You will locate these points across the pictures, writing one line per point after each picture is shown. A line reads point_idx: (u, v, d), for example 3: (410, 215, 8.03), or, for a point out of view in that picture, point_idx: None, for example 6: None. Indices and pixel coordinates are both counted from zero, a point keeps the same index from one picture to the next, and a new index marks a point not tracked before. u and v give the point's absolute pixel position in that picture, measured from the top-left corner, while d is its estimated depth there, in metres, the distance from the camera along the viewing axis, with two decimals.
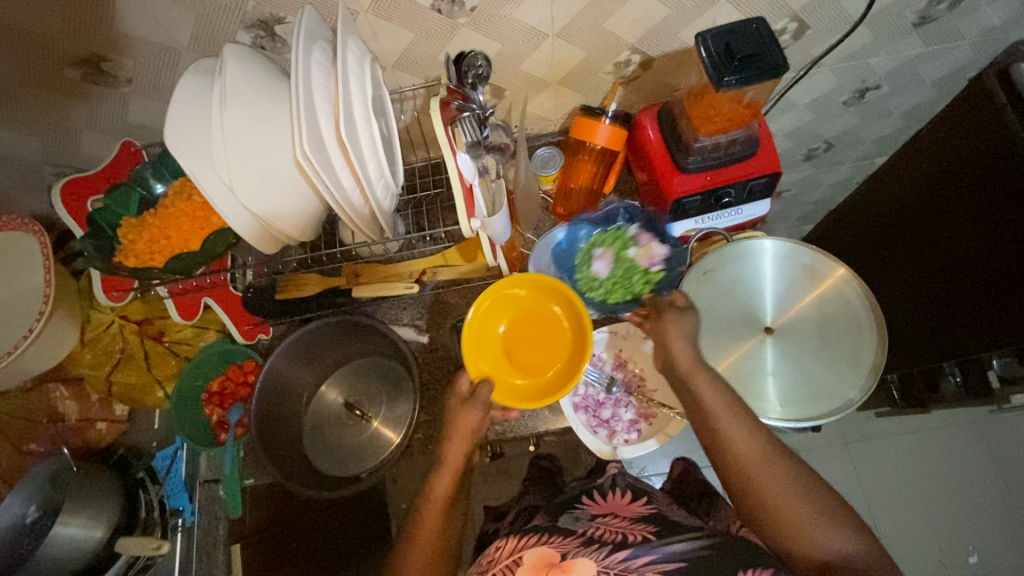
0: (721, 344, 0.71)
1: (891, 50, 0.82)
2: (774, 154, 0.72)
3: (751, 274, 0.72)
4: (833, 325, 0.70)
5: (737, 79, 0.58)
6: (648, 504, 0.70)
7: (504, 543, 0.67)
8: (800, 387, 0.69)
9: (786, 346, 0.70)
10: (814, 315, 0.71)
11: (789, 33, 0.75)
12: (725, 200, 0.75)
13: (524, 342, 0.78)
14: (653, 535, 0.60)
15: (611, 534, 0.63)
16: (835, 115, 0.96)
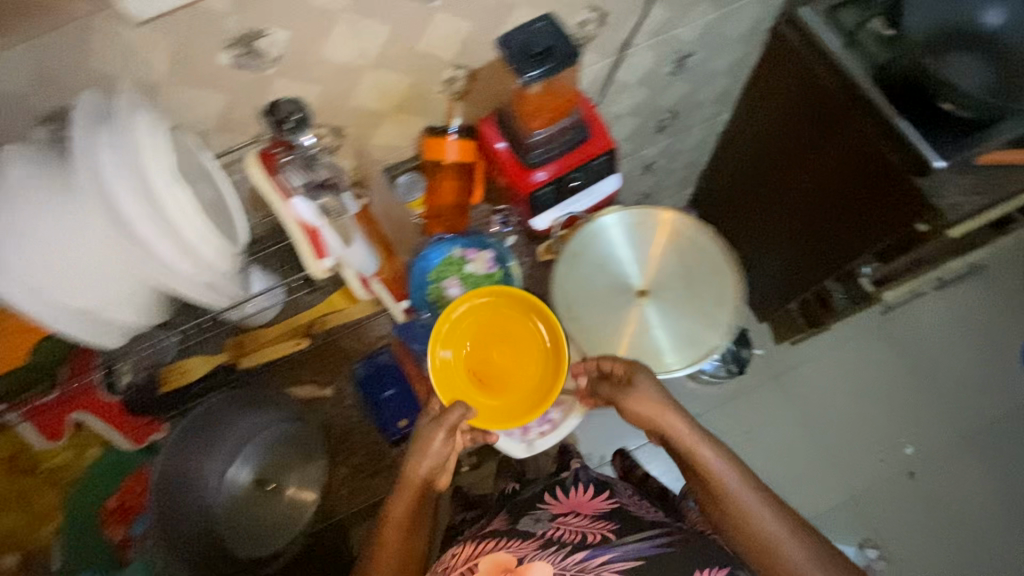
0: (607, 317, 0.76)
1: (689, 19, 0.90)
2: (605, 133, 0.77)
3: (621, 243, 0.76)
4: (699, 269, 0.76)
5: (538, 73, 0.62)
6: (609, 498, 0.82)
7: (460, 551, 0.78)
8: (683, 337, 0.75)
9: (664, 302, 0.76)
10: (682, 266, 0.76)
11: (593, 22, 0.80)
12: (574, 184, 0.78)
13: (495, 354, 0.73)
14: (611, 534, 0.73)
15: (569, 534, 0.74)
16: (667, 85, 1.04)
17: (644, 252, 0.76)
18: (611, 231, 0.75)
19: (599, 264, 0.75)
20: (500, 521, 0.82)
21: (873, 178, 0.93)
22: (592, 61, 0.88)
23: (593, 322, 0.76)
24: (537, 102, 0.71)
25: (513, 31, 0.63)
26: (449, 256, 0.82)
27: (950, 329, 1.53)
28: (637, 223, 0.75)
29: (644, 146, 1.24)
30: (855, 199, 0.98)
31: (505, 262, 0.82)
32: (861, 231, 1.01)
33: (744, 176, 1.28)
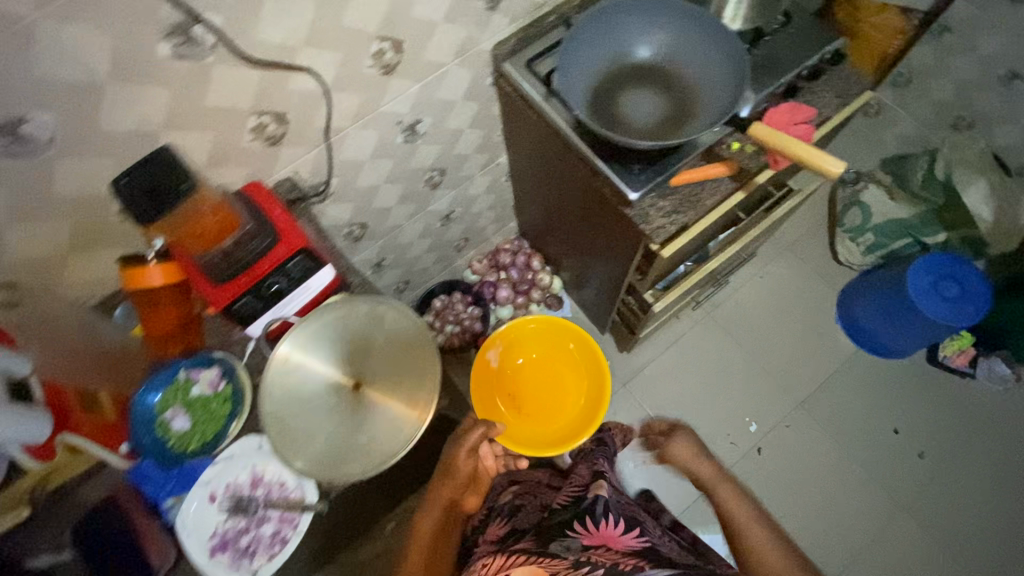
0: (299, 415, 0.71)
1: (392, 96, 0.92)
2: (296, 233, 0.77)
3: (330, 338, 0.73)
4: (411, 375, 0.73)
5: (155, 216, 0.62)
6: (638, 536, 0.84)
7: (489, 560, 0.81)
8: (369, 445, 0.70)
9: (365, 406, 0.72)
10: (393, 366, 0.74)
11: (272, 123, 0.80)
12: (278, 288, 0.76)
13: (525, 382, 1.32)
14: (646, 566, 0.71)
15: (605, 559, 0.74)
16: (411, 151, 1.07)
17: (358, 350, 0.73)
18: (326, 327, 0.73)
19: (305, 358, 0.72)
20: (527, 540, 0.84)
21: (603, 207, 0.97)
22: (299, 152, 0.88)
23: (289, 417, 0.70)
24: (197, 228, 0.69)
25: (122, 176, 0.61)
26: (174, 382, 0.79)
27: (771, 304, 1.64)
28: (362, 321, 0.74)
29: (427, 203, 1.26)
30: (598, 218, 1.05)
31: (236, 372, 0.79)
32: (617, 247, 1.06)
33: (543, 202, 1.33)
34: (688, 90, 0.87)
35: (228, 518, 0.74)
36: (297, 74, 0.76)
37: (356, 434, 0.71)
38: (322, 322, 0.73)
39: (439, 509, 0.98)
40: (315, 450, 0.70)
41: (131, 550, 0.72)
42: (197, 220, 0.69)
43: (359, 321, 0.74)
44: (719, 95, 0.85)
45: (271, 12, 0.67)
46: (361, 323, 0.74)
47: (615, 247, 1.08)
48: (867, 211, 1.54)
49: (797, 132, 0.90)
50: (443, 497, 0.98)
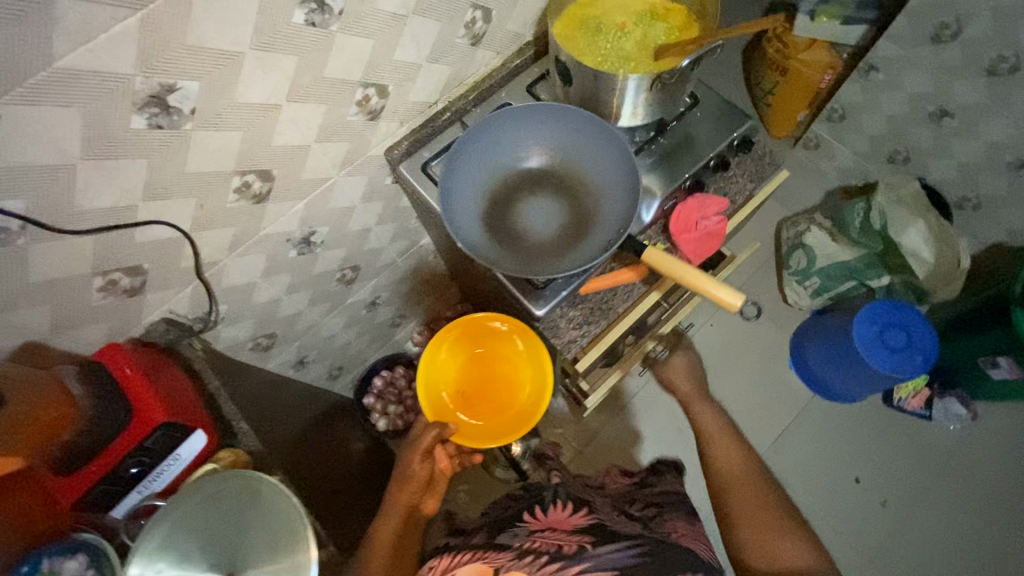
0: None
1: (273, 220, 0.84)
2: (154, 403, 0.71)
3: (200, 525, 0.67)
4: (287, 548, 0.65)
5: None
6: (582, 513, 0.89)
7: (437, 559, 0.78)
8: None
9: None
10: (266, 544, 0.65)
11: (126, 277, 0.72)
12: (138, 469, 0.71)
13: (483, 379, 0.99)
14: (589, 544, 0.74)
15: (549, 544, 0.77)
16: (311, 259, 0.99)
17: (229, 534, 0.66)
18: (195, 514, 0.67)
19: (172, 556, 0.65)
20: (480, 538, 0.85)
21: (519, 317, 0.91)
22: (168, 293, 0.80)
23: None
24: (29, 429, 0.63)
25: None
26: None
27: (726, 354, 1.59)
28: (232, 497, 0.68)
29: (346, 296, 1.18)
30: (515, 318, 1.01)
31: (106, 559, 0.66)
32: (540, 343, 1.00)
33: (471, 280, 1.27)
34: (585, 195, 0.82)
35: None
36: (143, 228, 0.69)
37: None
38: (188, 511, 0.67)
39: (399, 512, 0.82)
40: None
41: None
42: (25, 423, 0.63)
43: (229, 498, 0.68)
44: (615, 203, 0.80)
45: (89, 182, 0.59)
46: (231, 501, 0.67)
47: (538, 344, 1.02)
48: (811, 254, 1.50)
49: (708, 226, 0.87)
50: (403, 503, 0.84)
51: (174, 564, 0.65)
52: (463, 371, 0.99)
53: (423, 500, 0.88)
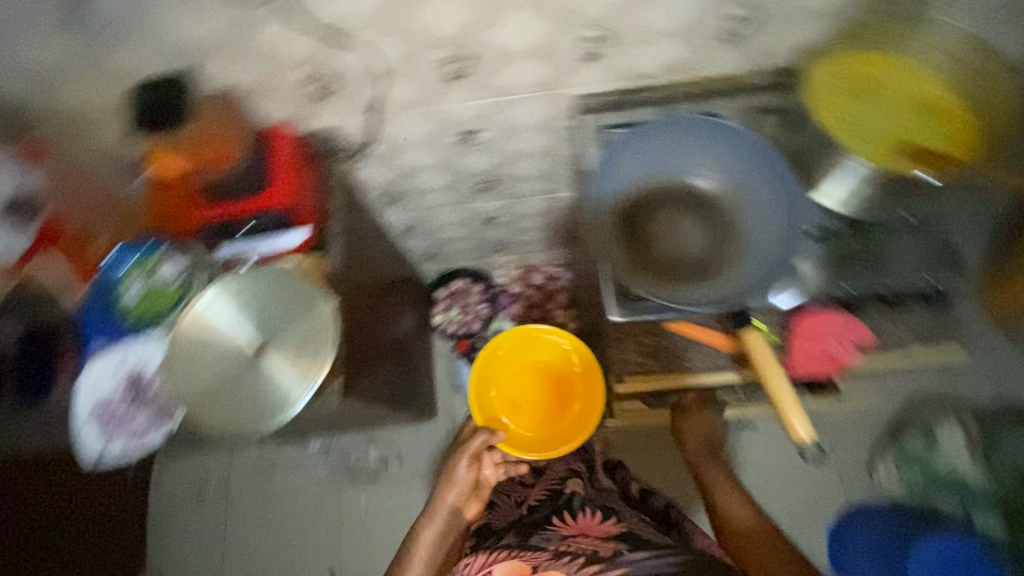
0: (203, 351, 0.78)
1: (453, 99, 0.89)
2: (285, 187, 0.82)
3: (258, 299, 0.78)
4: (307, 360, 0.76)
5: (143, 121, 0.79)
6: (612, 523, 0.97)
7: (474, 559, 0.93)
8: (248, 405, 0.76)
9: (260, 370, 0.77)
10: (294, 346, 0.77)
11: (321, 78, 0.82)
12: (246, 230, 0.83)
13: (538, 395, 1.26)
14: (623, 550, 0.84)
15: (584, 548, 0.87)
16: (463, 152, 1.04)
17: (273, 320, 0.78)
18: (260, 288, 0.79)
19: (229, 307, 0.78)
20: (513, 538, 0.97)
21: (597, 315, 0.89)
22: (342, 110, 0.89)
23: (195, 349, 0.78)
24: (200, 145, 0.80)
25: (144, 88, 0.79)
26: (149, 256, 0.85)
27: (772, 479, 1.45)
28: (288, 295, 0.78)
29: (473, 201, 1.24)
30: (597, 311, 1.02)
31: (193, 279, 0.84)
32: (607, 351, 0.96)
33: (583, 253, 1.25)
34: (733, 231, 0.77)
35: (120, 392, 0.82)
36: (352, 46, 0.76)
37: (244, 392, 0.77)
38: (255, 283, 0.79)
39: (440, 516, 1.07)
40: (203, 390, 0.77)
41: (47, 370, 0.85)
42: (200, 139, 0.80)
43: (287, 295, 0.78)
44: (755, 268, 0.74)
45: None
46: (287, 297, 0.78)
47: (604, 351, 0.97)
48: (934, 447, 1.29)
49: (832, 349, 0.81)
50: (446, 504, 1.09)
51: (229, 314, 0.78)
52: (520, 384, 1.28)
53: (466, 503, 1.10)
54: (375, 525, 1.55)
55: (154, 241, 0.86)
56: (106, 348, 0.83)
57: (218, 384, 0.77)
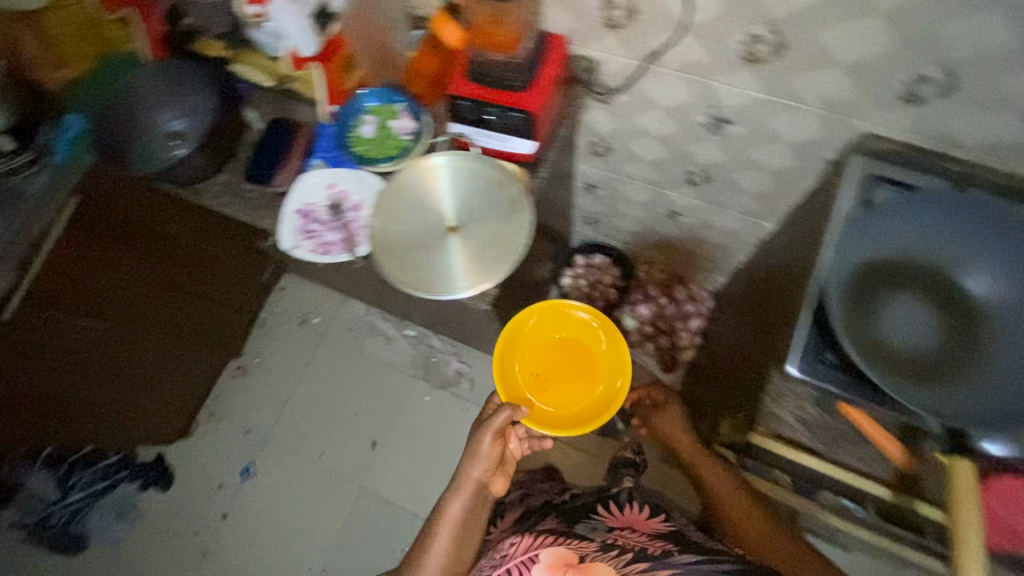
0: (406, 207, 0.85)
1: (730, 83, 0.84)
2: (542, 94, 0.80)
3: (470, 188, 0.84)
4: (490, 261, 0.82)
5: None
6: (660, 521, 0.96)
7: (519, 539, 0.92)
8: (425, 270, 0.83)
9: (446, 247, 0.84)
10: (484, 243, 0.83)
11: (619, 8, 0.80)
12: (489, 119, 0.83)
13: (563, 371, 0.99)
14: (674, 551, 0.83)
15: (631, 543, 0.87)
16: (699, 138, 0.98)
17: (477, 213, 0.84)
18: (476, 179, 0.84)
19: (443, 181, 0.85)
20: (557, 521, 0.97)
21: (763, 360, 0.82)
22: (618, 48, 0.87)
23: (401, 203, 0.85)
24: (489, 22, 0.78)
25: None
26: (390, 105, 0.94)
27: None
28: (495, 197, 0.84)
29: (670, 188, 1.19)
30: (754, 354, 0.95)
31: (419, 139, 0.92)
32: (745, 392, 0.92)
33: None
34: (975, 352, 0.68)
35: (325, 206, 0.89)
36: None
37: (426, 258, 0.83)
38: (475, 172, 0.84)
39: (469, 487, 0.96)
40: (393, 239, 0.84)
41: (273, 159, 0.93)
42: (493, 17, 0.77)
43: (495, 196, 0.84)
44: (1009, 387, 0.65)
45: None
46: (496, 199, 0.84)
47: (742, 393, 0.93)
48: None
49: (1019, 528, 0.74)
50: (473, 478, 0.96)
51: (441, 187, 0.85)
52: (539, 354, 1.00)
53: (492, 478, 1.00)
54: (426, 427, 1.63)
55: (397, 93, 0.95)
56: (327, 167, 0.93)
57: (408, 241, 0.84)
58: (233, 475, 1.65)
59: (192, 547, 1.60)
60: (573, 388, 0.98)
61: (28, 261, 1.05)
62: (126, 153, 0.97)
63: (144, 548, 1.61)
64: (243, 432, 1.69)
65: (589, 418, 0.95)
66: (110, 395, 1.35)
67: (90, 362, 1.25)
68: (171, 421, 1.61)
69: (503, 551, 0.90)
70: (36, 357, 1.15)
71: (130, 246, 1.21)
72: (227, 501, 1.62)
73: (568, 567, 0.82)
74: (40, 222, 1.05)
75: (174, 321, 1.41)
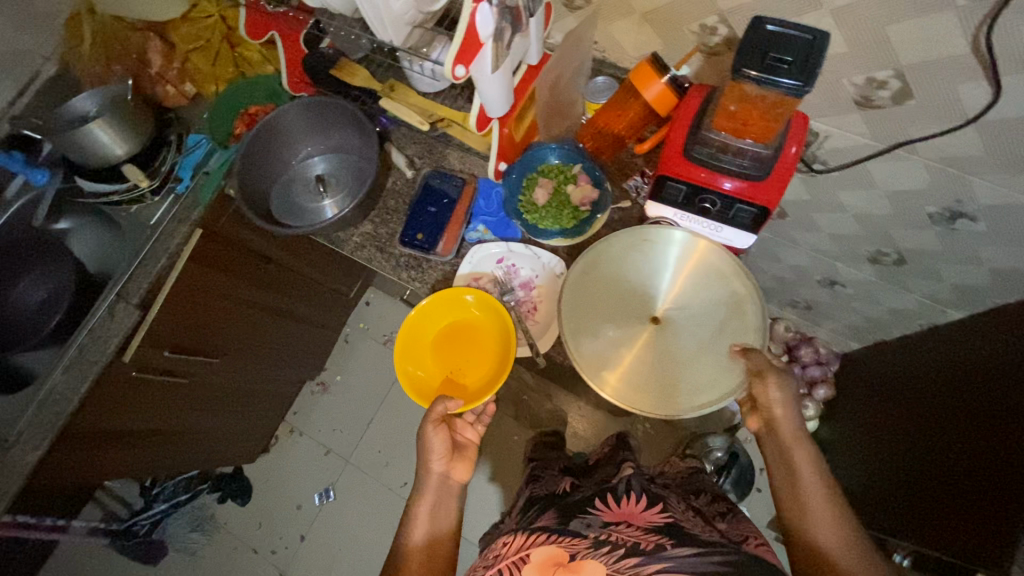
0: (603, 289, 0.71)
1: (999, 182, 0.70)
2: (781, 189, 0.67)
3: (682, 280, 0.70)
4: (701, 377, 0.67)
5: (736, 67, 0.54)
6: (660, 511, 0.78)
7: (511, 541, 0.78)
8: (618, 362, 0.69)
9: (645, 341, 0.69)
10: (695, 352, 0.69)
11: (888, 90, 0.65)
12: (704, 206, 0.70)
13: (460, 353, 0.83)
14: (667, 545, 0.68)
15: (623, 538, 0.72)
16: (917, 225, 0.85)
17: (688, 308, 0.70)
18: (694, 270, 0.70)
19: (647, 263, 0.71)
20: (548, 517, 0.81)
21: (1008, 515, 0.70)
22: (858, 128, 0.73)
23: (600, 280, 0.72)
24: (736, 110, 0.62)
25: (747, 36, 0.55)
26: (567, 167, 0.83)
27: None
28: (714, 298, 0.70)
29: (843, 261, 1.05)
30: (958, 485, 0.84)
31: (600, 210, 0.81)
32: (955, 537, 0.80)
33: (915, 385, 1.05)
34: None
35: (494, 282, 0.82)
36: (982, 85, 0.59)
37: (624, 351, 0.69)
38: (693, 261, 0.70)
39: (432, 485, 0.75)
40: (586, 323, 0.70)
41: (436, 222, 0.85)
42: (746, 105, 0.61)
43: (706, 275, 0.70)
44: None
45: None
46: (714, 297, 0.70)
47: (953, 544, 0.80)
48: None
49: None
50: (434, 474, 0.75)
51: (651, 266, 0.71)
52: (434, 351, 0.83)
53: (452, 466, 0.77)
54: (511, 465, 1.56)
55: (573, 154, 0.83)
56: (491, 233, 0.84)
57: (602, 326, 0.70)
58: (312, 495, 1.61)
59: (268, 566, 1.57)
60: (477, 345, 0.82)
61: (147, 299, 0.97)
62: (269, 197, 0.89)
63: (220, 560, 1.59)
64: (323, 452, 1.64)
65: (500, 352, 0.81)
66: (208, 423, 1.30)
67: (200, 395, 1.20)
68: (253, 439, 1.56)
69: (495, 552, 0.78)
70: (160, 397, 1.09)
71: (247, 278, 1.12)
72: (305, 522, 1.59)
73: (555, 568, 0.69)
74: (161, 257, 0.97)
75: (270, 344, 1.34)
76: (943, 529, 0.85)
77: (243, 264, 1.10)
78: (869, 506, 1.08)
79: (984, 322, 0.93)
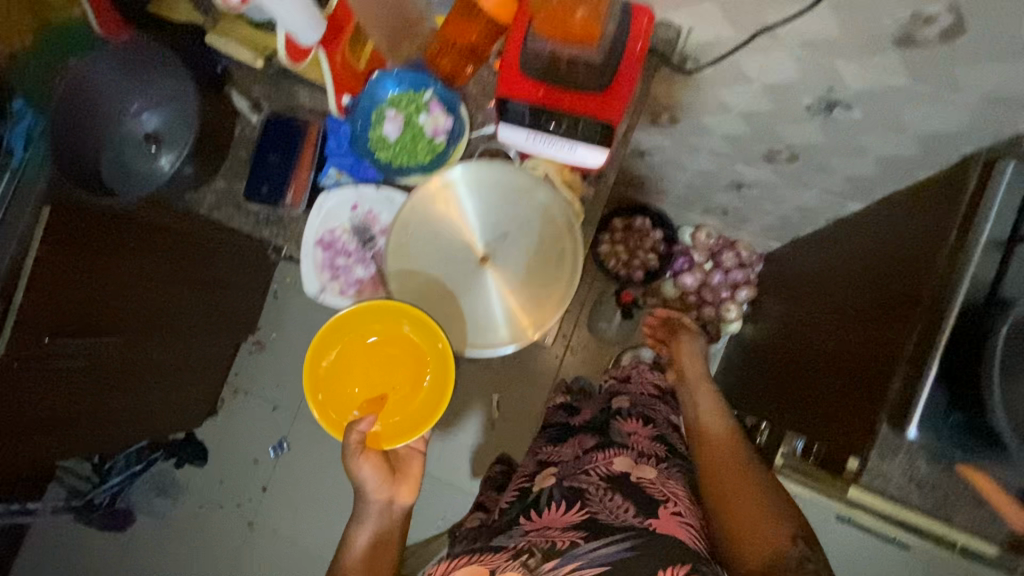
0: (419, 252, 0.69)
1: (864, 66, 0.65)
2: (622, 103, 0.62)
3: (486, 211, 0.68)
4: (537, 297, 0.69)
5: None
6: (581, 509, 0.72)
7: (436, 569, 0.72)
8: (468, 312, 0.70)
9: (480, 284, 0.69)
10: (526, 273, 0.69)
11: None
12: (551, 127, 0.64)
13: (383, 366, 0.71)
14: (581, 541, 0.66)
15: (541, 541, 0.67)
16: (798, 119, 0.80)
17: (505, 234, 0.68)
18: (497, 194, 0.67)
19: (447, 212, 0.68)
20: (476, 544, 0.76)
21: (864, 400, 0.72)
22: (717, 17, 0.66)
23: (413, 245, 0.69)
24: (550, 17, 0.56)
25: None
26: (417, 95, 0.74)
27: None
28: (519, 215, 0.68)
29: (742, 162, 1.01)
30: (827, 372, 0.87)
31: (459, 139, 0.75)
32: (823, 419, 0.83)
33: (817, 283, 1.05)
34: None
35: (349, 232, 0.78)
36: None
37: (465, 302, 0.70)
38: (489, 186, 0.67)
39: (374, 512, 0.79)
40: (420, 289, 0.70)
41: (283, 173, 0.79)
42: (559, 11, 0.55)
43: (507, 196, 0.67)
44: None
45: None
46: (523, 212, 0.68)
47: (822, 427, 0.82)
48: None
49: None
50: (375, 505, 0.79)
51: (452, 212, 0.68)
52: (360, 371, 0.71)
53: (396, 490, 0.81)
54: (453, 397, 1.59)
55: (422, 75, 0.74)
56: (346, 176, 0.79)
57: (434, 289, 0.70)
58: (266, 449, 1.64)
59: (237, 518, 1.63)
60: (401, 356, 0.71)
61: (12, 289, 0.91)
62: (98, 162, 0.81)
63: (189, 519, 1.65)
64: (271, 408, 1.65)
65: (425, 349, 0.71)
66: (136, 400, 1.29)
67: (109, 376, 1.15)
68: (196, 405, 1.57)
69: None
70: (58, 386, 1.05)
71: (126, 252, 1.05)
72: (264, 475, 1.63)
73: None
74: (12, 240, 0.90)
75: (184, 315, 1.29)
76: (807, 411, 0.89)
77: (115, 238, 1.03)
78: (761, 392, 1.13)
79: (878, 212, 0.91)
